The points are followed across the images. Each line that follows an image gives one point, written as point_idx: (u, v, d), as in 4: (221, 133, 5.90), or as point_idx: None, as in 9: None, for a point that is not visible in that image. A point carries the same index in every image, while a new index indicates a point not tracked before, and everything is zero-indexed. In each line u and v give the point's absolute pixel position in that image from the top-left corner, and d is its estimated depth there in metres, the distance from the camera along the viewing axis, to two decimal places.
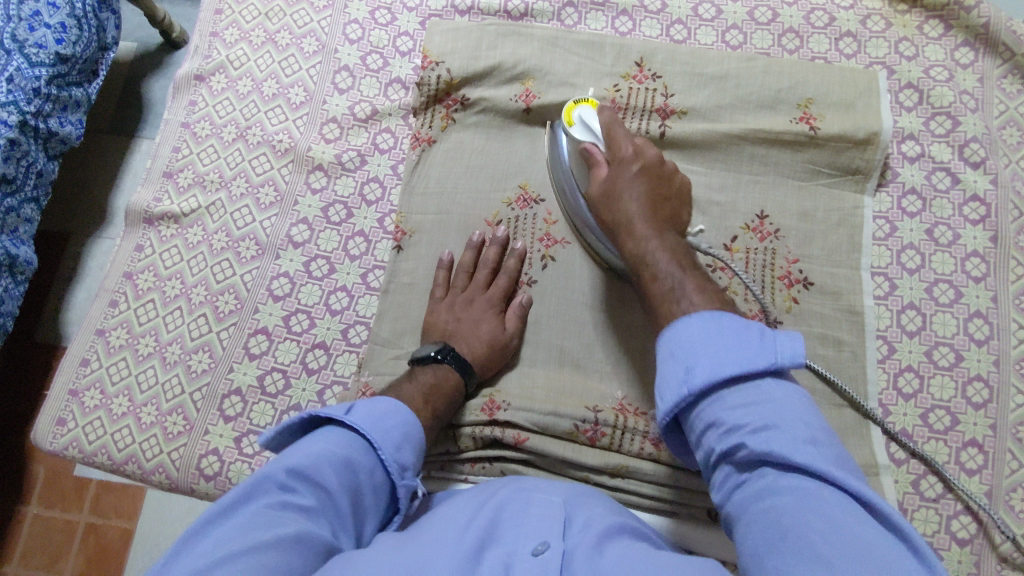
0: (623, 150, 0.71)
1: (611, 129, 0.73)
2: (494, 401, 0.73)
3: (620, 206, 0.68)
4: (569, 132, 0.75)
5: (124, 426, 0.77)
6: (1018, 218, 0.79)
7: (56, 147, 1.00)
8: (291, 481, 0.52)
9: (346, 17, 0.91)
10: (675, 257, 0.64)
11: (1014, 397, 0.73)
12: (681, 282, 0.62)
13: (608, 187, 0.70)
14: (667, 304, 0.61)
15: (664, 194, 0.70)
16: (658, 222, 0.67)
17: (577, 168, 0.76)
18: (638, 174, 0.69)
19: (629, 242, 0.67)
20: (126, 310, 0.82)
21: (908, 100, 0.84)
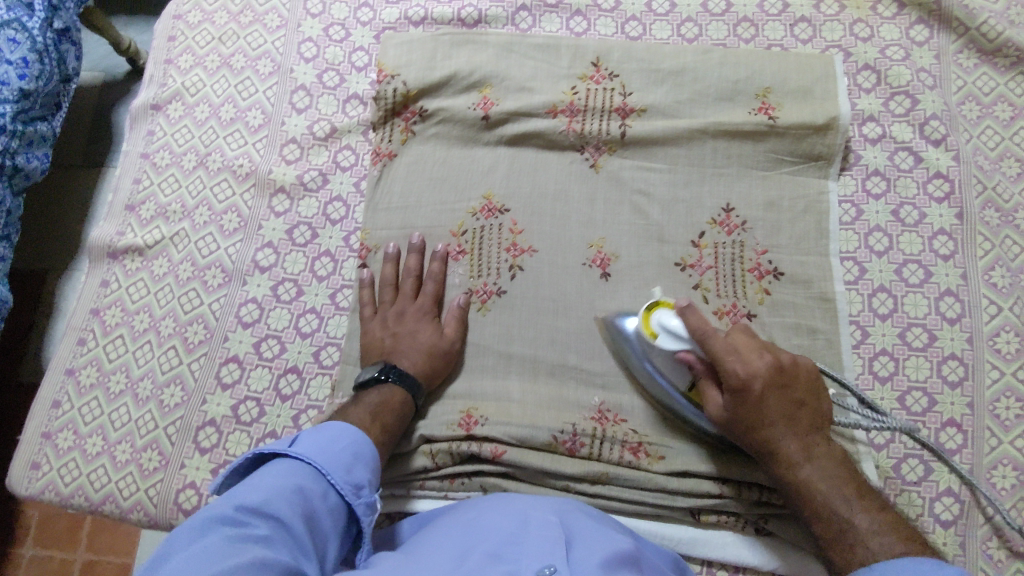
0: (734, 375, 0.63)
1: (711, 343, 0.64)
2: (471, 416, 0.72)
3: (759, 440, 0.63)
4: (655, 345, 0.68)
5: (100, 465, 0.76)
6: (982, 192, 0.79)
7: (21, 183, 0.99)
8: (245, 516, 0.52)
9: (300, 36, 0.91)
10: (842, 488, 0.60)
11: (989, 373, 0.73)
12: (863, 516, 0.58)
13: (744, 419, 0.63)
14: (847, 550, 0.58)
15: (795, 400, 0.64)
16: (806, 437, 0.63)
17: (671, 372, 0.68)
18: (764, 400, 0.63)
19: (785, 474, 0.62)
20: (95, 347, 0.81)
21: (866, 82, 0.84)
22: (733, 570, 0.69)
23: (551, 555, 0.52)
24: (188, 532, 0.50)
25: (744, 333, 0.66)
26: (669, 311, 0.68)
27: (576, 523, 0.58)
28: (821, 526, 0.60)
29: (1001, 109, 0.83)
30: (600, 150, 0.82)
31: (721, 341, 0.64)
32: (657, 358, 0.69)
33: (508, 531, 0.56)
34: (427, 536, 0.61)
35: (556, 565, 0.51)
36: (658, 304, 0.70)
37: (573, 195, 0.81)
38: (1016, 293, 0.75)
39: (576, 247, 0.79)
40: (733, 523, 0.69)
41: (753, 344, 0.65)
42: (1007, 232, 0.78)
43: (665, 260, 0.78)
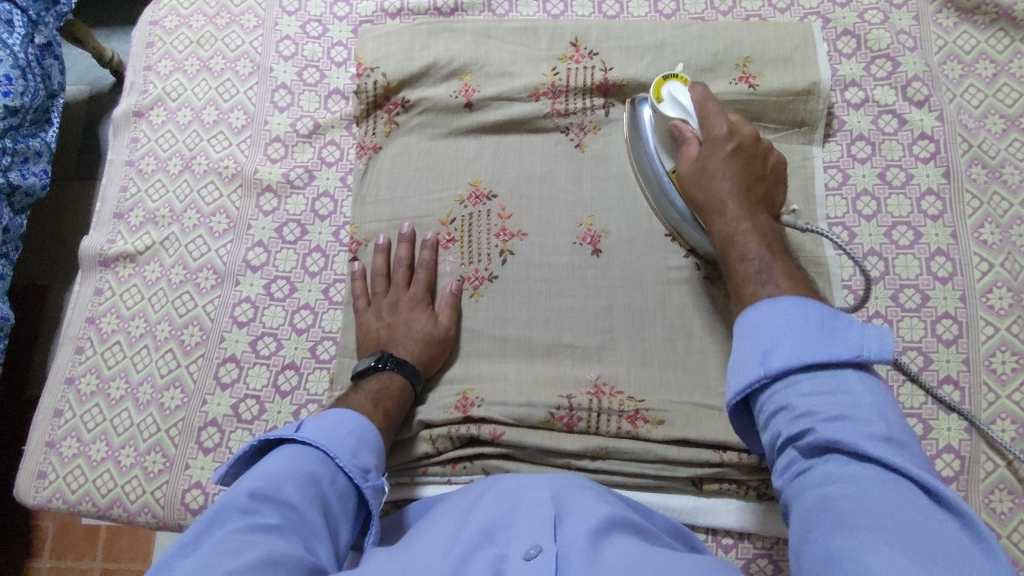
0: (718, 129, 0.68)
1: (706, 105, 0.71)
2: (467, 398, 0.73)
3: (705, 193, 0.67)
4: (657, 108, 0.72)
5: (105, 471, 0.76)
6: (968, 151, 0.79)
7: (22, 200, 0.99)
8: (256, 503, 0.52)
9: (277, 34, 0.91)
10: (764, 242, 0.62)
11: (984, 329, 0.73)
12: (768, 267, 0.60)
13: (704, 166, 0.68)
14: (751, 284, 0.60)
15: (758, 173, 0.67)
16: (750, 204, 0.65)
17: (665, 148, 0.74)
18: (733, 158, 0.67)
19: (718, 223, 0.66)
20: (93, 354, 0.81)
21: (846, 47, 0.84)
22: (738, 538, 0.69)
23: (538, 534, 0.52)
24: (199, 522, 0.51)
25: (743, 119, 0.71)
26: (683, 85, 0.73)
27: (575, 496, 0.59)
28: (736, 268, 0.62)
29: (983, 66, 0.83)
30: (584, 129, 0.82)
31: (717, 108, 0.70)
32: (658, 136, 0.75)
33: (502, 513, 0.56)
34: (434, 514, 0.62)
35: (541, 544, 0.52)
36: (675, 75, 0.74)
37: (559, 176, 0.81)
38: (1007, 248, 0.75)
39: (566, 227, 0.79)
40: (735, 490, 0.69)
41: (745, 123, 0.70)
42: (995, 188, 0.78)
43: (654, 233, 0.78)
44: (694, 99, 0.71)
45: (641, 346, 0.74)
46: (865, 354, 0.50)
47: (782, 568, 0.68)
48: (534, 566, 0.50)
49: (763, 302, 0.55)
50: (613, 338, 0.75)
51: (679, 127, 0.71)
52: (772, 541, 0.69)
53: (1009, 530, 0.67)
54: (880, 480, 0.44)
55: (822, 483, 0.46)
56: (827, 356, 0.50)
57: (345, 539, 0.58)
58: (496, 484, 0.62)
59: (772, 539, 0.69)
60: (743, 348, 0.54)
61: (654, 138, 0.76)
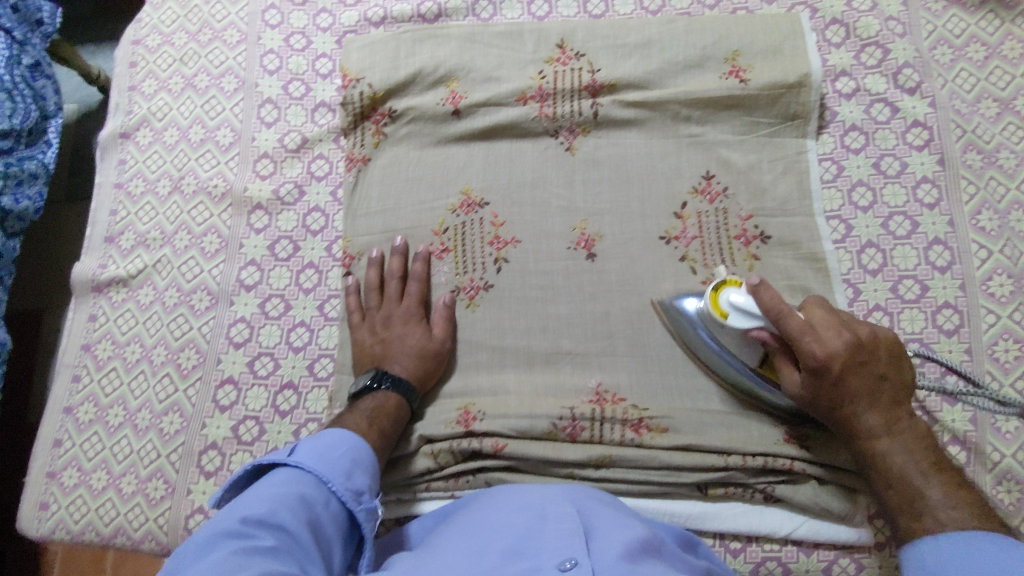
0: (811, 358, 0.61)
1: (785, 322, 0.62)
2: (469, 412, 0.72)
3: (830, 418, 0.63)
4: (725, 323, 0.67)
5: (107, 499, 0.76)
6: (962, 136, 0.78)
7: (14, 225, 0.97)
8: (252, 527, 0.52)
9: (261, 49, 0.90)
10: (919, 458, 0.59)
11: (985, 318, 0.72)
12: (950, 496, 0.56)
13: (824, 399, 0.62)
14: (910, 515, 0.57)
15: (877, 376, 0.61)
16: (888, 422, 0.61)
17: (742, 349, 0.68)
18: (846, 381, 0.61)
19: (860, 450, 0.61)
20: (90, 383, 0.80)
21: (835, 36, 0.83)
22: (747, 542, 0.69)
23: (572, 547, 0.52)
24: (194, 550, 0.50)
25: (819, 309, 0.63)
26: (739, 288, 0.67)
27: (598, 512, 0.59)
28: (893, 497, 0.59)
29: (974, 49, 0.81)
30: (574, 132, 0.81)
31: (799, 321, 0.62)
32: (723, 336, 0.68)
33: (526, 526, 0.56)
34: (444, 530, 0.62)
35: (576, 558, 0.51)
36: (726, 281, 0.68)
37: (551, 181, 0.80)
38: (1006, 234, 0.74)
39: (559, 233, 0.78)
40: (741, 494, 0.69)
41: (830, 322, 0.62)
42: (991, 173, 0.77)
43: (649, 235, 0.77)
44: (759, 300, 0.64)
45: (641, 350, 0.73)
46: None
47: (791, 569, 0.67)
48: None
49: (924, 540, 0.54)
50: (612, 343, 0.74)
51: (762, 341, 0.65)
52: (781, 543, 0.68)
53: (1018, 521, 0.67)
54: None
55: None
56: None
57: (338, 564, 0.57)
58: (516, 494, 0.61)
59: (780, 541, 0.68)
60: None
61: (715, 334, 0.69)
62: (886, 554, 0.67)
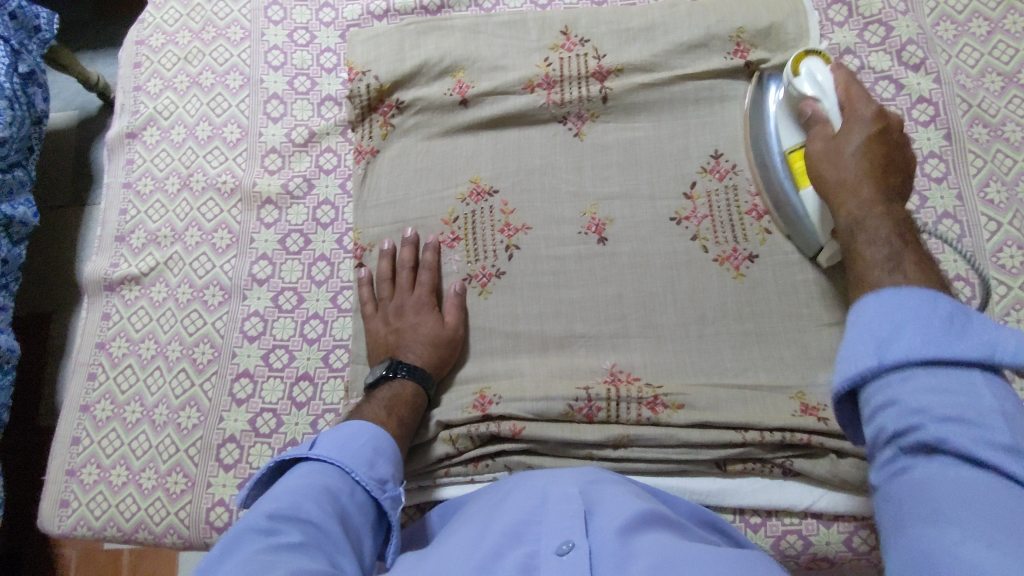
0: (863, 112, 0.63)
1: (851, 87, 0.66)
2: (485, 397, 0.72)
3: (836, 170, 0.61)
4: (790, 82, 0.70)
5: (127, 495, 0.76)
6: (968, 111, 0.78)
7: (18, 231, 0.98)
8: (278, 523, 0.52)
9: (265, 45, 0.90)
10: (901, 253, 0.51)
11: (997, 288, 0.72)
12: (897, 254, 0.51)
13: (840, 146, 0.62)
14: (875, 270, 0.51)
15: (897, 161, 0.60)
16: (880, 187, 0.58)
17: (789, 123, 0.73)
18: (873, 140, 0.61)
19: (843, 203, 0.59)
20: (105, 380, 0.81)
21: (838, 16, 0.83)
22: (766, 516, 0.69)
23: (569, 529, 0.53)
24: (222, 548, 0.50)
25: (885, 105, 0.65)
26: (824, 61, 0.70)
27: (604, 492, 0.59)
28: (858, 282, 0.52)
29: (977, 25, 0.82)
30: (582, 118, 0.81)
31: (863, 92, 0.65)
32: (784, 108, 0.73)
33: (527, 510, 0.56)
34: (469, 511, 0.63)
35: (573, 540, 0.52)
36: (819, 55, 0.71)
37: (560, 167, 0.80)
38: (1015, 206, 0.75)
39: (570, 217, 0.78)
40: (760, 469, 0.69)
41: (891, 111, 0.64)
42: (998, 146, 0.77)
43: (659, 217, 0.77)
44: (832, 76, 0.67)
45: (654, 330, 0.74)
46: (1001, 356, 0.40)
47: (813, 542, 0.68)
48: (568, 562, 0.50)
49: (884, 290, 0.45)
50: (625, 325, 0.74)
51: (811, 104, 0.68)
52: (801, 516, 0.68)
53: None
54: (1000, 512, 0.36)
55: (913, 489, 0.40)
56: (949, 350, 0.41)
57: (369, 552, 0.58)
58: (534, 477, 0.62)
59: (801, 515, 0.68)
60: (853, 336, 0.45)
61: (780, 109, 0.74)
62: None
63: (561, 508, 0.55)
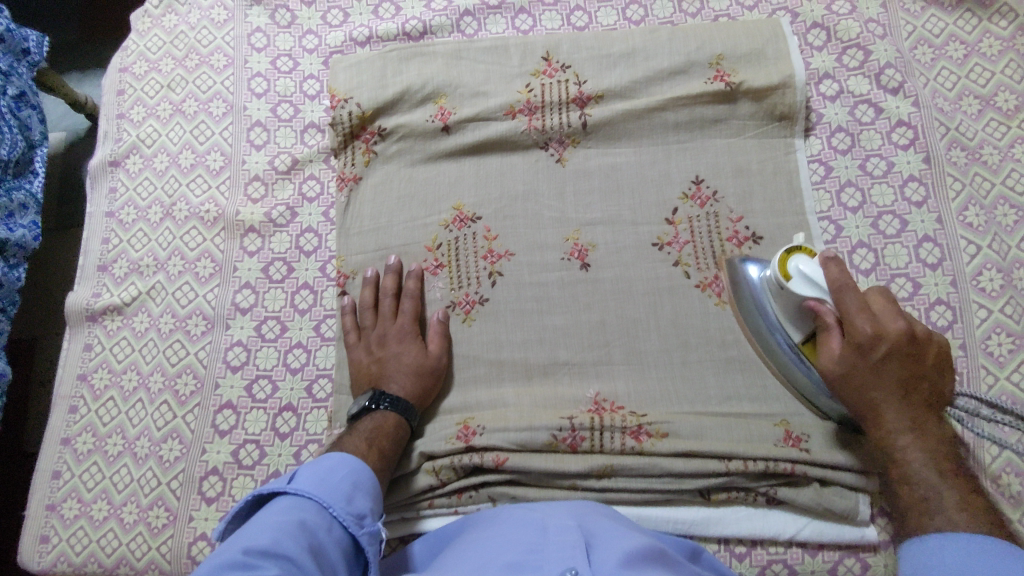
0: (862, 331, 0.62)
1: (844, 296, 0.63)
2: (468, 427, 0.72)
3: (861, 397, 0.62)
4: (786, 288, 0.66)
5: (109, 530, 0.75)
6: (946, 134, 0.79)
7: (14, 253, 0.96)
8: (256, 559, 0.51)
9: (248, 72, 0.90)
10: (936, 466, 0.59)
11: (977, 312, 0.72)
12: (940, 493, 0.57)
13: (857, 375, 0.62)
14: (920, 515, 0.57)
15: (917, 376, 0.61)
16: (909, 413, 0.61)
17: (787, 318, 0.68)
18: (886, 364, 0.61)
19: (874, 430, 0.62)
20: (87, 413, 0.80)
21: (817, 40, 0.84)
22: (751, 545, 0.69)
23: (572, 557, 0.52)
24: None
25: (882, 297, 0.64)
26: (808, 258, 0.66)
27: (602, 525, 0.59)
28: (903, 497, 0.59)
29: (953, 48, 0.83)
30: (563, 143, 0.82)
31: (857, 298, 0.63)
32: (781, 305, 0.68)
33: (531, 540, 0.56)
34: (462, 541, 0.62)
35: (577, 568, 0.51)
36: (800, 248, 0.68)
37: (543, 193, 0.80)
38: (993, 229, 0.75)
39: (552, 244, 0.78)
40: (744, 497, 0.69)
41: (891, 307, 0.63)
42: (976, 169, 0.77)
43: (641, 243, 0.77)
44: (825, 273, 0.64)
45: (637, 357, 0.74)
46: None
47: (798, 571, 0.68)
48: None
49: (927, 536, 0.53)
50: (609, 353, 0.74)
51: (819, 310, 0.65)
52: (785, 545, 0.68)
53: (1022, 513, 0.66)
54: None
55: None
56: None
57: None
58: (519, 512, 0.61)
59: (785, 544, 0.68)
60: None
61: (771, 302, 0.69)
62: (891, 553, 0.67)
63: (563, 537, 0.55)
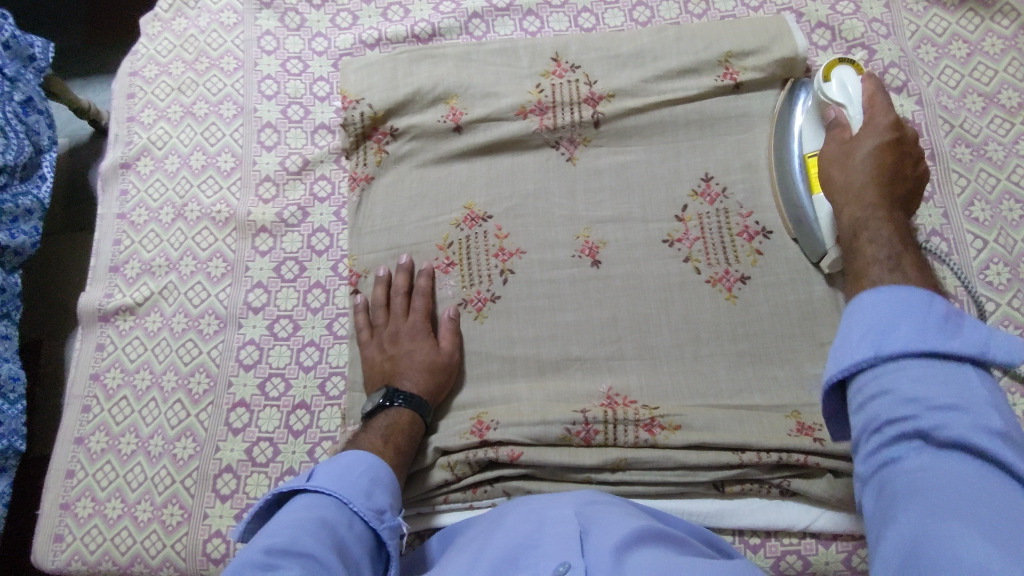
0: (881, 121, 0.68)
1: (874, 98, 0.70)
2: (483, 422, 0.72)
3: (847, 171, 0.67)
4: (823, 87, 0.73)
5: (123, 528, 0.75)
6: (951, 131, 0.80)
7: (12, 260, 0.97)
8: (275, 557, 0.51)
9: (258, 75, 0.91)
10: (900, 236, 0.59)
11: (985, 306, 0.73)
12: (897, 258, 0.56)
13: (846, 152, 0.68)
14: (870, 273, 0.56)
15: (907, 174, 0.66)
16: (884, 196, 0.63)
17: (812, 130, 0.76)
18: (885, 147, 0.66)
19: (846, 202, 0.65)
20: (100, 412, 0.80)
21: (822, 40, 0.85)
22: (765, 536, 0.69)
23: (567, 550, 0.52)
24: None
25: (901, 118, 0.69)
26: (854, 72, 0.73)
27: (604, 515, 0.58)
28: (859, 256, 0.59)
29: (956, 47, 0.84)
30: (574, 142, 0.83)
31: (885, 103, 0.69)
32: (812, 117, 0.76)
33: (527, 535, 0.56)
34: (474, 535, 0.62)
35: (569, 561, 0.51)
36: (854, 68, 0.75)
37: (553, 191, 0.81)
38: (999, 224, 0.76)
39: (563, 241, 0.79)
40: (757, 490, 0.69)
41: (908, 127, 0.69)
42: (981, 165, 0.79)
43: (651, 240, 0.78)
44: (862, 87, 0.71)
45: (649, 352, 0.74)
46: (994, 353, 0.43)
47: (812, 562, 0.68)
48: None
49: (880, 288, 0.48)
50: (621, 348, 0.75)
51: (840, 112, 0.72)
52: (799, 536, 0.69)
53: None
54: (980, 494, 0.39)
55: (909, 477, 0.41)
56: (942, 341, 0.44)
57: None
58: (534, 505, 0.62)
59: (799, 535, 0.69)
60: (850, 329, 0.47)
61: (805, 118, 0.77)
62: None
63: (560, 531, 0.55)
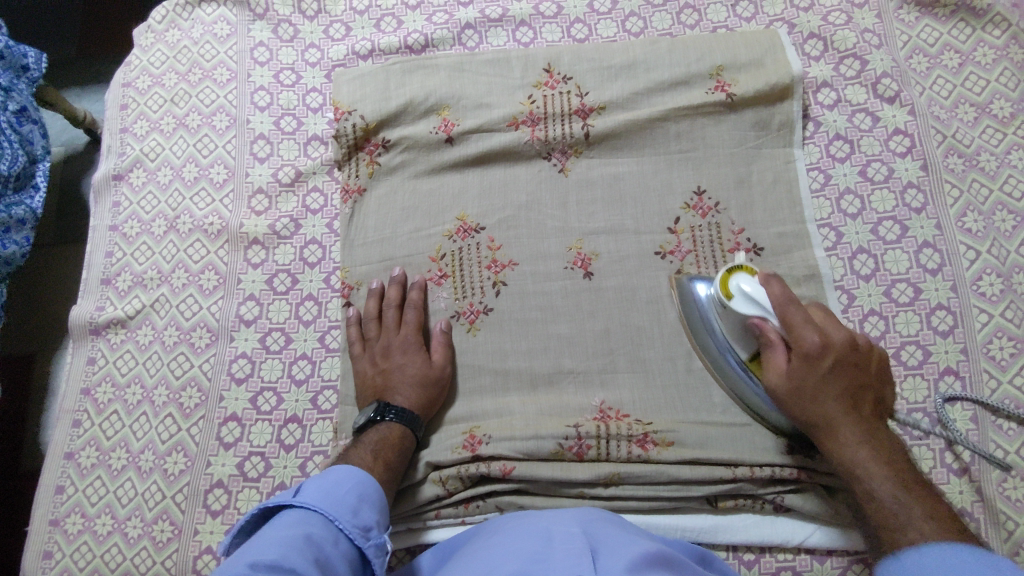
0: (810, 342, 0.64)
1: (789, 311, 0.65)
2: (475, 436, 0.72)
3: (810, 411, 0.64)
4: (728, 305, 0.68)
5: (112, 544, 0.74)
6: (943, 141, 0.80)
7: (1, 269, 0.97)
8: (263, 571, 0.50)
9: (251, 86, 0.91)
10: (901, 483, 0.59)
11: (978, 317, 0.73)
12: (903, 499, 0.58)
13: (800, 387, 0.64)
14: (888, 529, 0.58)
15: (862, 383, 0.64)
16: (858, 426, 0.63)
17: (736, 339, 0.70)
18: (831, 373, 0.64)
19: (827, 445, 0.63)
20: (90, 427, 0.79)
21: (815, 50, 0.85)
22: (760, 552, 0.69)
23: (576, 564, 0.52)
24: None
25: (820, 311, 0.68)
26: (749, 277, 0.69)
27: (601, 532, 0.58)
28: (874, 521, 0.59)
29: (948, 57, 0.84)
30: (566, 154, 0.82)
31: (801, 311, 0.65)
32: (726, 322, 0.70)
33: (533, 549, 0.55)
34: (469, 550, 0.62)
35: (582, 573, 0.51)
36: (739, 266, 0.70)
37: (545, 203, 0.81)
38: (992, 235, 0.76)
39: (556, 253, 0.79)
40: (750, 505, 0.69)
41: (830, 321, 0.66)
42: (973, 175, 0.78)
43: (644, 251, 0.78)
44: (766, 292, 0.66)
45: (642, 365, 0.74)
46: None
47: None
48: None
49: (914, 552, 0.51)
50: (613, 361, 0.75)
51: (760, 325, 0.67)
52: (794, 552, 0.68)
53: None
54: None
55: None
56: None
57: None
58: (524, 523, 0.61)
59: (793, 551, 0.68)
60: None
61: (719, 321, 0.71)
62: None
63: (567, 546, 0.55)
